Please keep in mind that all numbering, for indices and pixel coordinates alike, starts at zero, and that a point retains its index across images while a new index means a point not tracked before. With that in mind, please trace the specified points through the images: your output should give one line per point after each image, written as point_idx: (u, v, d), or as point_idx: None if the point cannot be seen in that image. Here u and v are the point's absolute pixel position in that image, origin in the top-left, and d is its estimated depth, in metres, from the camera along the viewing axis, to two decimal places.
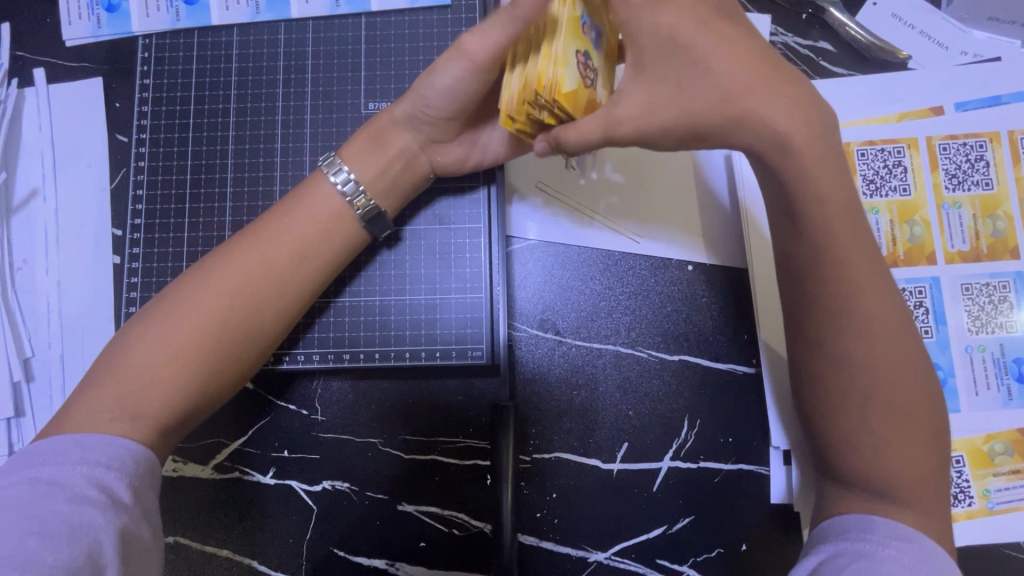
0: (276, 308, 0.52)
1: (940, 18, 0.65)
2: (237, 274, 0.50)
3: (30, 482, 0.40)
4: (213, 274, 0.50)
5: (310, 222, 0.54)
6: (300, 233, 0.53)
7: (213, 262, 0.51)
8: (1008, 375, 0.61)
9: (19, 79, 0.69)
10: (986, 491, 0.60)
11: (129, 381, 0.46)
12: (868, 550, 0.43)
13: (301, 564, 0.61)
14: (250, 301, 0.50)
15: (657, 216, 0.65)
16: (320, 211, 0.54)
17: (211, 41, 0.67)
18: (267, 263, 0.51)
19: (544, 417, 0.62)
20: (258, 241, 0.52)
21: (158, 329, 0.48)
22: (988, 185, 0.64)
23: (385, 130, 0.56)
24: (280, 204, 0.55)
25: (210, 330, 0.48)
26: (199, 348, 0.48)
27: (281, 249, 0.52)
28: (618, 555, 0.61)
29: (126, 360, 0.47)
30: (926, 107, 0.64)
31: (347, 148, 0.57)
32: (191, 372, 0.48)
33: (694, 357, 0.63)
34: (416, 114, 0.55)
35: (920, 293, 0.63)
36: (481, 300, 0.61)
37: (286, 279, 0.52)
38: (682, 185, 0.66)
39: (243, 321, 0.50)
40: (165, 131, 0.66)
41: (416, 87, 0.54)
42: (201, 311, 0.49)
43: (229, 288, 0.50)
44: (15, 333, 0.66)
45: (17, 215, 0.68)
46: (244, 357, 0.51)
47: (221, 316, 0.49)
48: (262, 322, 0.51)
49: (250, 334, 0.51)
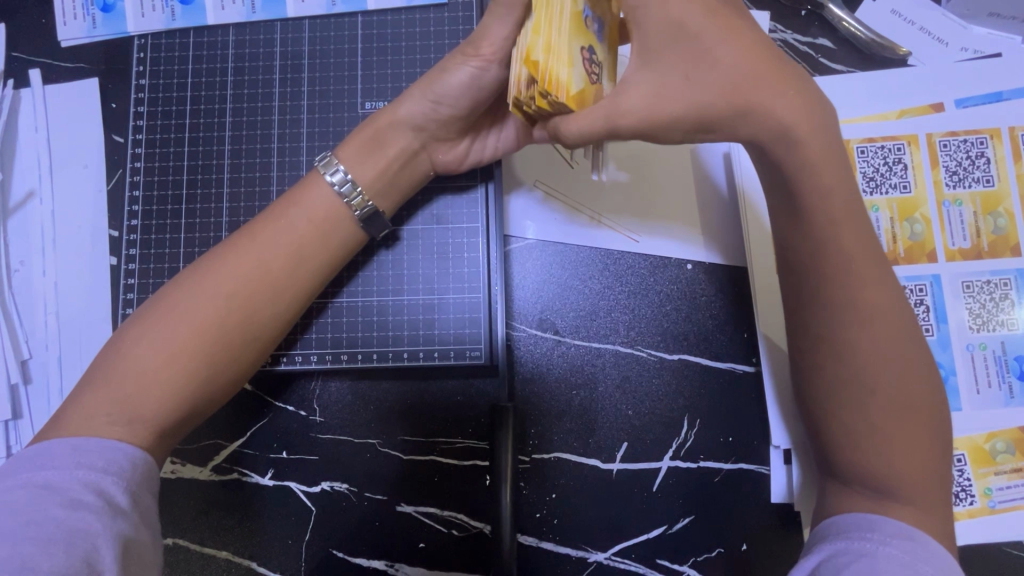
0: (273, 310, 0.52)
1: (940, 14, 0.65)
2: (234, 275, 0.50)
3: (27, 486, 0.40)
4: (209, 277, 0.50)
5: (307, 223, 0.53)
6: (297, 234, 0.53)
7: (210, 263, 0.51)
8: (1009, 373, 0.61)
9: (15, 80, 0.69)
10: (987, 490, 0.59)
11: (126, 385, 0.46)
12: (870, 550, 0.43)
13: (300, 566, 0.61)
14: (247, 303, 0.50)
15: (659, 213, 0.65)
16: (317, 211, 0.54)
17: (207, 41, 0.67)
18: (264, 264, 0.51)
19: (544, 417, 0.62)
20: (255, 242, 0.52)
21: (155, 332, 0.48)
22: (989, 182, 0.63)
23: (384, 131, 0.55)
24: (279, 205, 0.55)
25: (206, 332, 0.48)
26: (196, 350, 0.48)
27: (279, 250, 0.52)
28: (618, 555, 0.60)
29: (123, 364, 0.47)
30: (926, 104, 0.64)
31: (345, 147, 0.56)
32: (189, 375, 0.47)
33: (693, 357, 0.62)
34: (418, 115, 0.55)
35: (920, 291, 0.63)
36: (480, 300, 0.61)
37: (283, 281, 0.52)
38: (682, 181, 0.65)
39: (240, 324, 0.50)
40: (161, 131, 0.66)
41: (421, 89, 0.54)
42: (197, 313, 0.48)
43: (227, 289, 0.50)
44: (12, 334, 0.66)
45: (13, 217, 0.68)
46: (242, 359, 0.50)
47: (218, 318, 0.49)
48: (260, 324, 0.51)
49: (247, 336, 0.50)
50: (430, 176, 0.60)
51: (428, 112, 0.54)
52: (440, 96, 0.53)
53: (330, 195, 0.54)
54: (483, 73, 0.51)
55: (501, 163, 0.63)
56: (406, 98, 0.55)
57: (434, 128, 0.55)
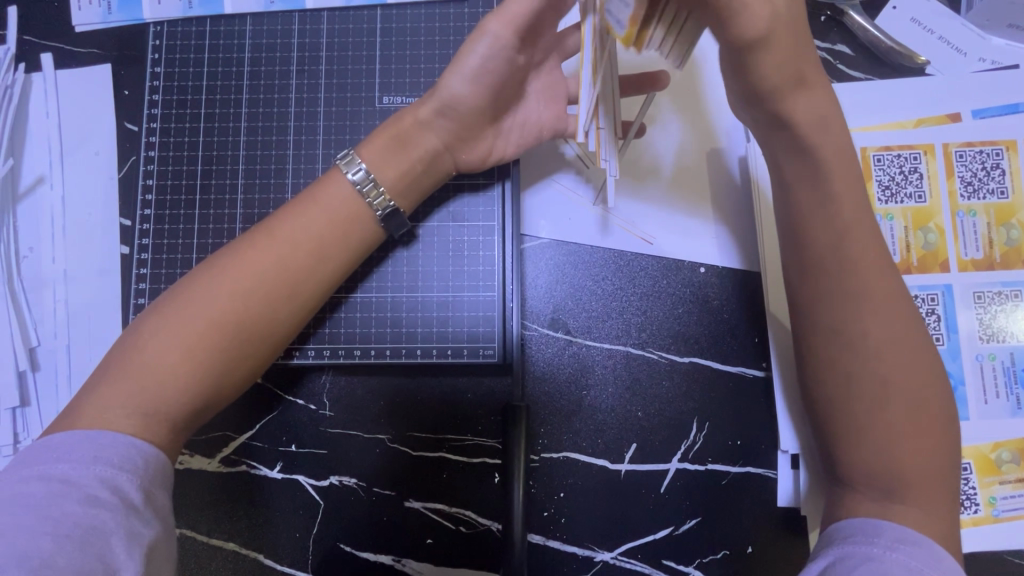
0: (291, 308, 0.51)
1: (959, 24, 0.65)
2: (252, 270, 0.50)
3: (43, 480, 0.40)
4: (227, 271, 0.50)
5: (325, 221, 0.53)
6: (316, 231, 0.52)
7: (229, 257, 0.50)
8: (1017, 384, 0.61)
9: (26, 64, 0.69)
10: (991, 499, 0.60)
11: (142, 377, 0.46)
12: (875, 553, 0.43)
13: (307, 559, 0.61)
14: (265, 301, 0.50)
15: (674, 195, 0.65)
16: (337, 208, 0.53)
17: (223, 30, 0.66)
18: (282, 262, 0.51)
19: (554, 417, 0.62)
20: (274, 238, 0.51)
21: (171, 325, 0.47)
22: (1003, 193, 0.64)
23: (409, 132, 0.56)
24: (297, 202, 0.54)
25: (222, 326, 0.48)
26: (213, 346, 0.47)
27: (298, 247, 0.51)
28: (625, 555, 0.61)
29: (139, 356, 0.46)
30: (943, 113, 0.64)
31: (366, 145, 0.56)
32: (204, 371, 0.47)
33: (704, 359, 0.63)
34: (440, 111, 0.55)
35: (932, 300, 0.63)
36: (494, 299, 0.62)
37: (301, 278, 0.52)
38: (724, 124, 0.66)
39: (256, 321, 0.50)
40: (176, 121, 0.65)
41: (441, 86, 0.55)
42: (214, 308, 0.48)
43: (245, 286, 0.49)
44: (21, 321, 0.66)
45: (21, 203, 0.67)
46: (255, 356, 0.50)
47: (236, 314, 0.49)
48: (274, 323, 0.51)
49: (263, 334, 0.50)
50: (451, 175, 0.60)
51: (460, 108, 0.55)
52: (473, 89, 0.54)
53: (350, 191, 0.54)
54: (515, 56, 0.53)
55: (518, 162, 0.64)
56: (427, 97, 0.56)
57: (460, 128, 0.56)
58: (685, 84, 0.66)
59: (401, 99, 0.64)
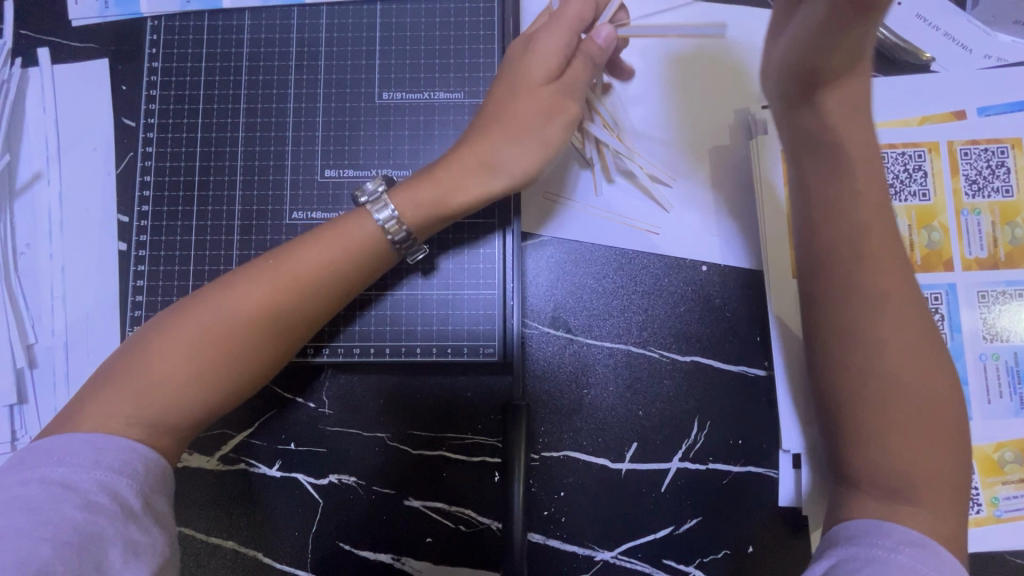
0: (302, 335, 0.51)
1: (965, 20, 0.65)
2: (266, 302, 0.49)
3: (42, 483, 0.40)
4: (239, 299, 0.48)
5: (343, 252, 0.51)
6: (333, 264, 0.51)
7: (244, 279, 0.50)
8: (1020, 384, 0.61)
9: (23, 59, 0.68)
10: (994, 499, 0.60)
11: (148, 392, 0.45)
12: (876, 554, 0.42)
13: (305, 557, 0.61)
14: (279, 332, 0.49)
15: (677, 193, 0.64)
16: (356, 241, 0.52)
17: (222, 24, 0.66)
18: (302, 293, 0.50)
19: (556, 417, 0.62)
20: (291, 271, 0.50)
21: (180, 349, 0.46)
22: (1008, 192, 0.63)
23: (475, 200, 0.54)
24: (314, 233, 0.53)
25: (233, 351, 0.47)
26: (223, 370, 0.47)
27: (315, 278, 0.50)
28: (625, 554, 0.60)
29: (144, 375, 0.46)
30: (948, 111, 0.64)
31: (404, 198, 0.53)
32: (209, 387, 0.47)
33: (705, 358, 0.62)
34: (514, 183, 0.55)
35: (935, 299, 0.63)
36: (494, 297, 0.62)
37: (316, 309, 0.51)
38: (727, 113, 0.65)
39: (268, 348, 0.49)
40: (173, 116, 0.65)
41: (512, 157, 0.54)
42: (226, 337, 0.47)
43: (258, 315, 0.48)
44: (18, 317, 0.65)
45: (18, 199, 0.67)
46: (262, 378, 0.50)
47: (245, 337, 0.48)
48: (288, 348, 0.50)
49: (273, 356, 0.50)
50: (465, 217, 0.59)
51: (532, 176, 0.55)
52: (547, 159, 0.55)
53: (376, 234, 0.53)
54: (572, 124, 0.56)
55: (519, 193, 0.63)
56: (496, 167, 0.54)
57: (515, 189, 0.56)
58: (689, 71, 0.66)
59: (401, 95, 0.64)
